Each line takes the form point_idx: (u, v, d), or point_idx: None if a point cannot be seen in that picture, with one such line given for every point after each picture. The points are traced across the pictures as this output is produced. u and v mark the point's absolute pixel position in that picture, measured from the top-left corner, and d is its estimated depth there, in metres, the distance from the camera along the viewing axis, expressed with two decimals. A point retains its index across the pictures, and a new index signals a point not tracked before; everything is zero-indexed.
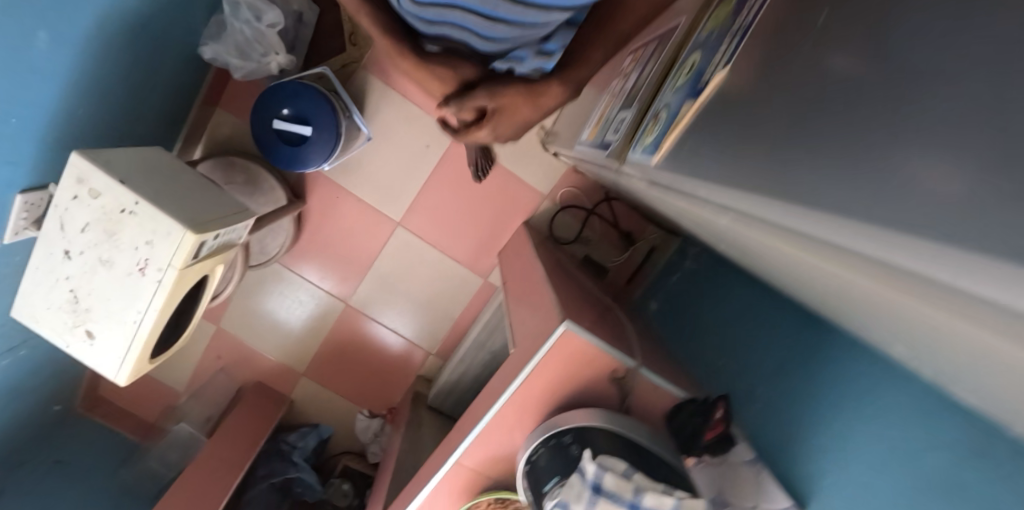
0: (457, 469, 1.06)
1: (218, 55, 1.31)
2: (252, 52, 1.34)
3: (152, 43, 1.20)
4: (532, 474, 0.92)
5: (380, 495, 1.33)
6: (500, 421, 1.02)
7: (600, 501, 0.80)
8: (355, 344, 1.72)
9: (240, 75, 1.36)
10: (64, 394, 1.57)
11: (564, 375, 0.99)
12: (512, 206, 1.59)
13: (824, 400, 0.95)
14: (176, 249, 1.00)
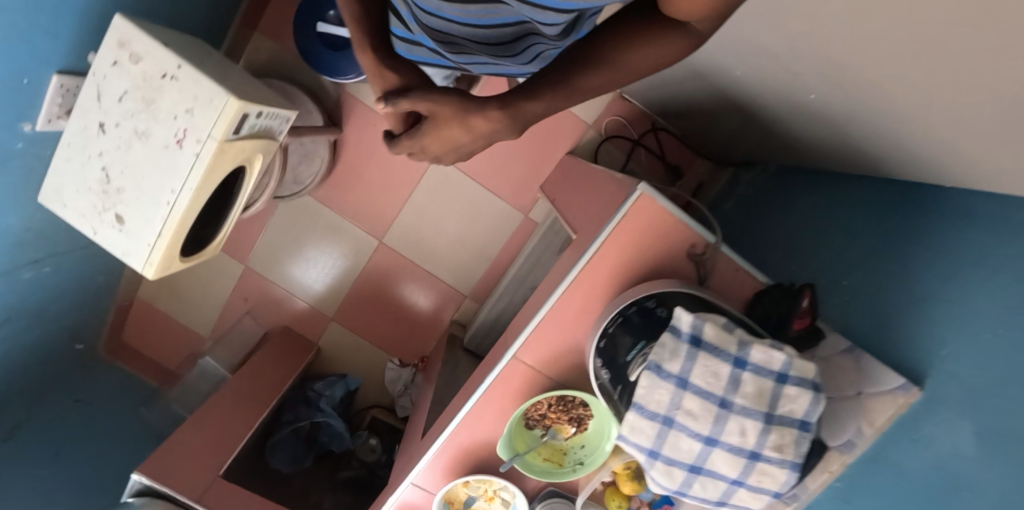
0: (514, 366, 0.96)
1: None
2: None
3: None
4: (609, 348, 0.82)
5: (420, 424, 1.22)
6: (565, 306, 0.93)
7: (700, 354, 0.70)
8: (387, 286, 1.63)
9: None
10: (86, 332, 1.49)
11: (637, 247, 0.90)
12: (555, 135, 1.52)
13: (925, 268, 0.83)
14: (217, 117, 0.93)
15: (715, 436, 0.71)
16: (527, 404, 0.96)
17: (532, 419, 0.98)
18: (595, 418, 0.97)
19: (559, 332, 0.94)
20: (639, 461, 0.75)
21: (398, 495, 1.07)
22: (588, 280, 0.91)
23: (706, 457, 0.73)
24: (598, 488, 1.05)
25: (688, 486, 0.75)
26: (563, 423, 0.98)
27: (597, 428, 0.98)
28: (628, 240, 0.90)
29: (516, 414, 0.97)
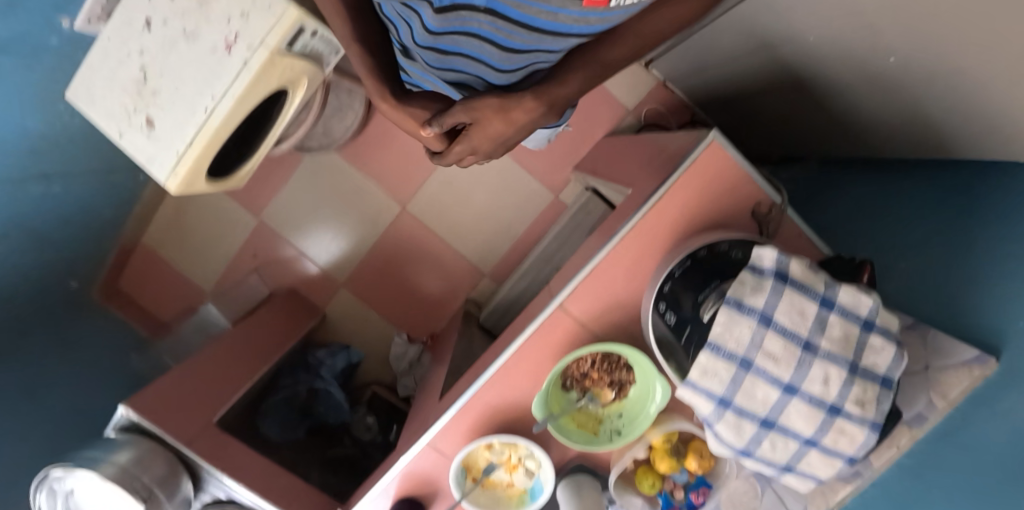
0: (559, 317, 0.89)
1: None
2: None
3: None
4: (675, 291, 0.76)
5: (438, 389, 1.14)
6: (619, 257, 0.88)
7: (787, 288, 0.66)
8: (404, 256, 1.56)
9: None
10: (84, 272, 1.39)
11: (700, 201, 0.86)
12: (594, 117, 1.49)
13: (985, 239, 0.79)
14: (273, 24, 0.88)
15: (796, 384, 0.66)
16: (568, 359, 0.90)
17: (570, 378, 0.91)
18: (638, 384, 0.91)
19: (609, 284, 0.89)
20: (705, 411, 0.69)
21: (412, 457, 0.98)
22: (646, 229, 0.87)
23: (781, 409, 0.67)
24: (628, 466, 0.98)
25: (757, 443, 0.69)
26: (603, 386, 0.91)
27: (638, 397, 0.92)
28: (693, 190, 0.86)
29: (556, 369, 0.90)
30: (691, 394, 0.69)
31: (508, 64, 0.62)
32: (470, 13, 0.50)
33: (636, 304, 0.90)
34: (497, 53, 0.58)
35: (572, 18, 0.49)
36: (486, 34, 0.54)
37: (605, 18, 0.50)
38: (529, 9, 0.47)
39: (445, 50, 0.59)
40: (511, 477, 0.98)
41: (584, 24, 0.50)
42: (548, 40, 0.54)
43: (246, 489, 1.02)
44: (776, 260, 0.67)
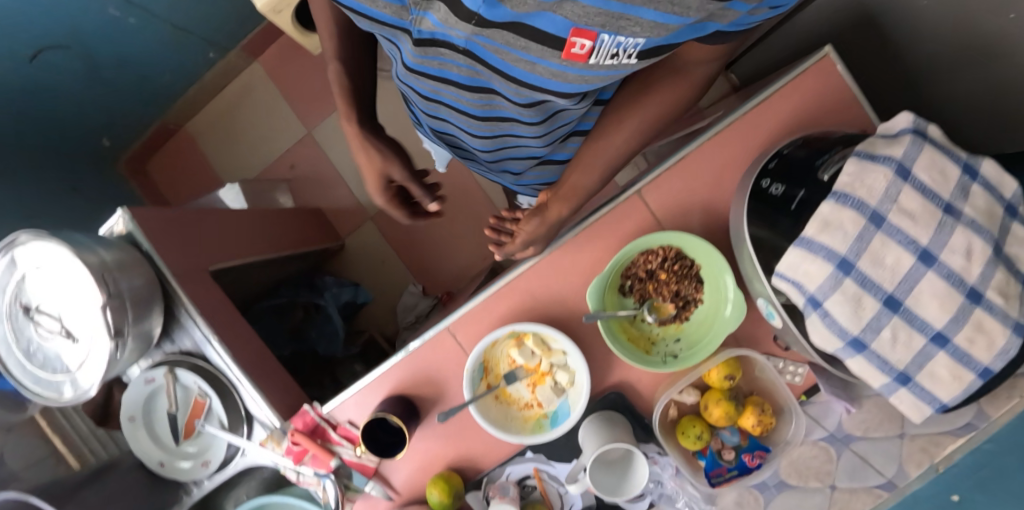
0: (634, 207, 0.80)
1: None
2: None
3: None
4: (784, 165, 0.69)
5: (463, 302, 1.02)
6: (713, 154, 0.80)
7: (928, 143, 0.58)
8: (442, 205, 1.49)
9: None
10: (120, 133, 1.33)
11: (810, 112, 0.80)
12: None
13: None
14: None
15: (934, 249, 0.56)
16: (635, 253, 0.79)
17: (631, 279, 0.80)
18: (706, 302, 0.80)
19: (695, 181, 0.80)
20: (821, 277, 0.58)
21: (426, 342, 0.84)
22: (750, 127, 0.80)
23: (913, 284, 0.56)
24: (669, 413, 0.83)
25: (876, 330, 0.57)
26: (666, 297, 0.80)
27: (702, 319, 0.81)
28: (807, 95, 0.79)
29: (620, 259, 0.79)
30: (803, 254, 0.59)
31: (493, 109, 0.70)
32: (449, 52, 0.57)
33: (720, 213, 0.81)
34: (475, 95, 0.66)
35: (549, 71, 0.54)
36: (459, 76, 0.62)
37: (580, 77, 0.54)
38: (509, 55, 0.53)
39: (430, 91, 0.70)
40: (532, 394, 0.84)
41: (559, 79, 0.55)
42: (521, 96, 0.62)
43: (221, 344, 0.88)
44: (912, 122, 0.60)
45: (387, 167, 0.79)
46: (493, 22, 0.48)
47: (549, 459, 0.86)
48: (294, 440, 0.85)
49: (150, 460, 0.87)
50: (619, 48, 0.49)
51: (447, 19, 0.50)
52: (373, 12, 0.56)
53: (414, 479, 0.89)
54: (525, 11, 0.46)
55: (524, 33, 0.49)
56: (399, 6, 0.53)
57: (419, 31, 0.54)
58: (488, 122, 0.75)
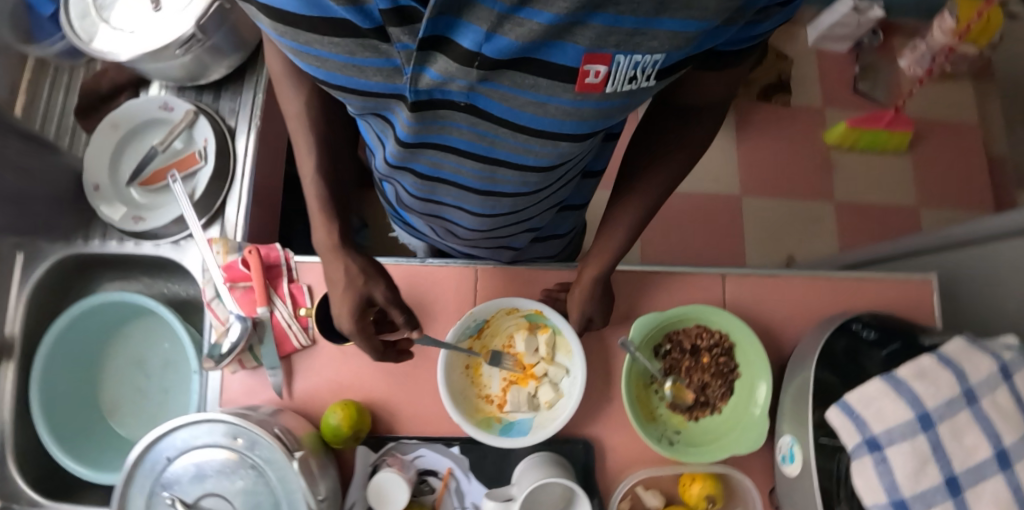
0: (709, 280, 0.77)
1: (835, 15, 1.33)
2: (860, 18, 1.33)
3: None
4: (882, 320, 0.68)
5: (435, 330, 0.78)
6: (801, 287, 0.77)
7: None
8: None
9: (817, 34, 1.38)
10: None
11: (901, 313, 0.78)
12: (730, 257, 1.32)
13: None
14: None
15: (1012, 455, 0.53)
16: (692, 323, 0.74)
17: (672, 344, 0.73)
18: (725, 415, 0.72)
19: (779, 299, 0.77)
20: (896, 418, 0.54)
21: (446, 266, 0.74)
22: (854, 288, 0.78)
23: (979, 479, 0.52)
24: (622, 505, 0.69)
25: (925, 504, 0.52)
26: (692, 384, 0.72)
27: (708, 430, 0.72)
28: (915, 298, 0.78)
29: (678, 317, 0.73)
30: (889, 387, 0.56)
31: (496, 184, 0.59)
32: (450, 113, 0.43)
33: (779, 341, 0.76)
34: (481, 167, 0.54)
35: (563, 110, 0.42)
36: (467, 145, 0.49)
37: (600, 111, 0.42)
38: (516, 100, 0.41)
39: (423, 169, 0.58)
40: (501, 390, 0.70)
41: (574, 119, 0.43)
42: (531, 153, 0.50)
43: (256, 136, 0.78)
44: (1015, 345, 0.60)
45: (368, 285, 0.59)
46: (500, 61, 0.35)
47: (469, 470, 0.70)
48: (245, 259, 0.72)
49: (91, 175, 0.74)
50: (638, 70, 0.38)
51: (449, 71, 0.36)
52: (357, 82, 0.41)
53: (316, 393, 0.71)
54: (533, 40, 0.34)
55: (540, 70, 0.37)
56: (390, 67, 0.38)
57: (415, 92, 0.39)
58: (480, 201, 0.64)
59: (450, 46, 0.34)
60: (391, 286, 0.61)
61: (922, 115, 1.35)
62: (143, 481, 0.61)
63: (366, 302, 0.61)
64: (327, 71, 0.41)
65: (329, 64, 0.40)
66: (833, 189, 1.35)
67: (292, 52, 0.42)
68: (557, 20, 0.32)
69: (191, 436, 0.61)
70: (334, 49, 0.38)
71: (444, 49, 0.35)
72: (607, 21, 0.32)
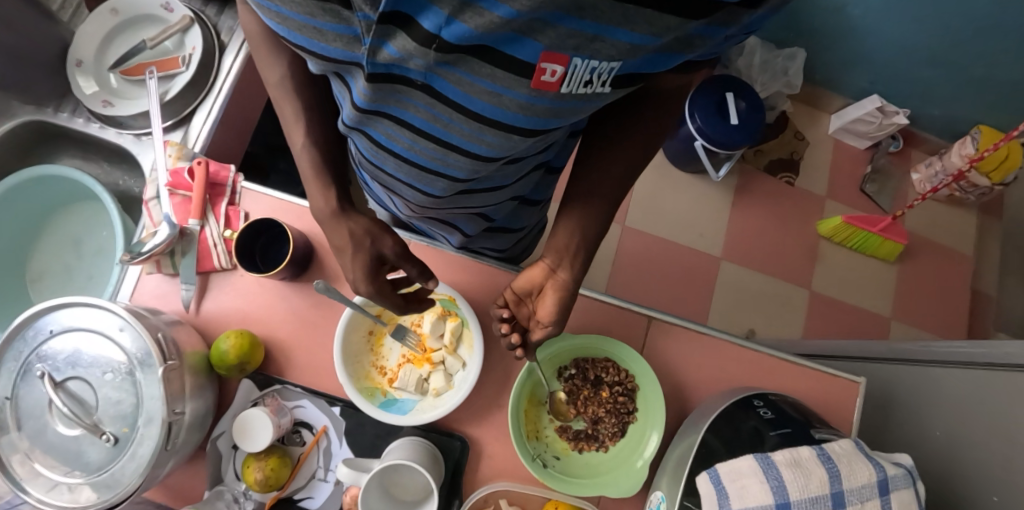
0: (631, 318, 0.76)
1: (859, 113, 1.33)
2: (884, 119, 1.33)
3: (783, 31, 1.29)
4: (782, 406, 0.67)
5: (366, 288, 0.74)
6: (722, 353, 0.76)
7: (916, 486, 0.58)
8: None
9: (837, 127, 1.38)
10: None
11: (817, 407, 0.76)
12: (691, 315, 1.30)
13: None
14: None
15: None
16: (602, 356, 0.73)
17: (576, 370, 0.73)
18: (608, 456, 0.71)
19: (700, 358, 0.76)
20: (756, 500, 0.53)
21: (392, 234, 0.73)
22: (777, 368, 0.76)
23: None
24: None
25: None
26: (586, 415, 0.72)
27: (591, 465, 0.70)
28: (836, 397, 0.77)
29: (589, 345, 0.72)
30: (759, 467, 0.55)
31: (446, 169, 0.57)
32: (408, 89, 0.43)
33: (685, 398, 0.74)
34: (437, 150, 0.53)
35: (518, 103, 0.42)
36: (422, 125, 0.49)
37: (552, 110, 0.43)
38: (471, 87, 0.41)
39: (380, 138, 0.56)
40: (396, 365, 0.70)
41: (527, 112, 0.43)
42: (483, 144, 0.49)
43: (244, 57, 0.79)
44: (905, 464, 0.60)
45: (376, 243, 0.59)
46: (458, 46, 0.36)
47: (343, 434, 0.70)
48: (192, 169, 0.73)
49: (75, 51, 0.77)
50: (594, 75, 0.39)
51: (407, 48, 0.37)
52: (318, 46, 0.42)
53: (221, 316, 0.72)
54: (491, 31, 0.34)
55: (498, 62, 0.37)
56: (351, 35, 0.39)
57: (372, 63, 0.40)
58: (427, 179, 0.62)
59: (412, 24, 0.35)
60: (399, 241, 0.60)
61: (921, 230, 1.33)
62: (19, 350, 0.61)
63: (377, 262, 0.60)
64: (290, 30, 0.41)
65: (292, 24, 0.40)
66: (812, 277, 1.33)
67: (261, 6, 0.42)
68: (515, 15, 0.32)
69: (78, 317, 0.61)
70: (298, 9, 0.38)
71: (406, 27, 0.35)
72: (568, 24, 0.33)
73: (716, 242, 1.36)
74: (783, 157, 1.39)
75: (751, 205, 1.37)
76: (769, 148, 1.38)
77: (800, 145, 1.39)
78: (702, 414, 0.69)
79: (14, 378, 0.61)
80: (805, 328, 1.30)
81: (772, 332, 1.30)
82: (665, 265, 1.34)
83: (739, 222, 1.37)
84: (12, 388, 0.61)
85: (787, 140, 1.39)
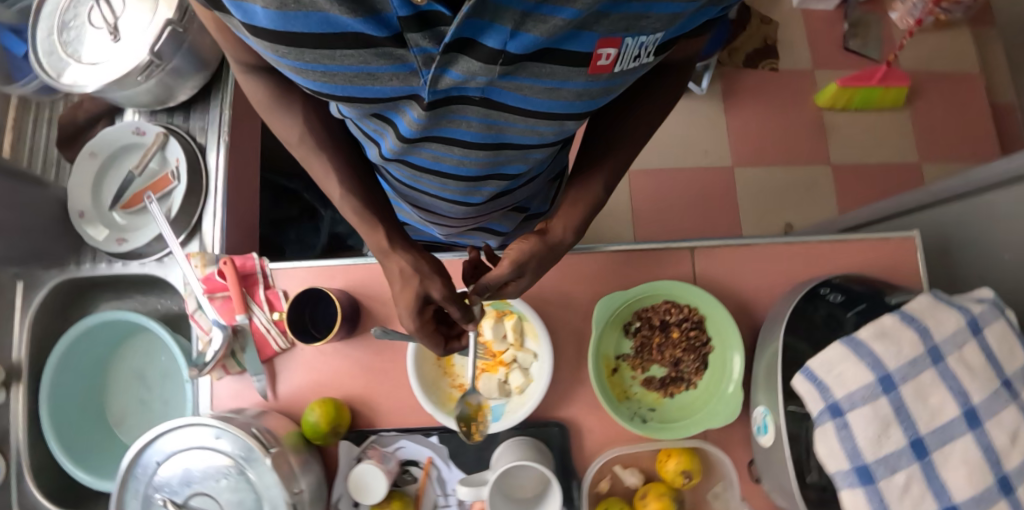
0: (673, 256, 0.75)
1: None
2: None
3: None
4: (850, 284, 0.66)
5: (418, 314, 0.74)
6: (772, 258, 0.75)
7: (1004, 313, 0.58)
8: None
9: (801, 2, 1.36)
10: None
11: (880, 274, 0.75)
12: (723, 231, 1.29)
13: None
14: None
15: (982, 413, 0.53)
16: (660, 298, 0.73)
17: (641, 322, 0.73)
18: (698, 391, 0.72)
19: (754, 268, 0.75)
20: (857, 382, 0.54)
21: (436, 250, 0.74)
22: (831, 251, 0.75)
23: (948, 438, 0.52)
24: (602, 483, 0.70)
25: (891, 468, 0.52)
26: (664, 361, 0.72)
27: (685, 406, 0.71)
28: (894, 258, 0.76)
29: (646, 293, 0.72)
30: (849, 350, 0.56)
31: (493, 170, 0.60)
32: (462, 107, 0.43)
33: (752, 312, 0.74)
34: (486, 156, 0.55)
35: (576, 92, 0.44)
36: (474, 137, 0.50)
37: (603, 87, 0.44)
38: (531, 89, 0.42)
39: (421, 161, 0.58)
40: (472, 378, 0.71)
41: (582, 97, 0.45)
42: (536, 136, 0.51)
43: (226, 149, 0.81)
44: (988, 298, 0.59)
45: (424, 284, 0.53)
46: (523, 55, 0.36)
47: (449, 458, 0.72)
48: (221, 270, 0.75)
49: (75, 203, 0.80)
50: (640, 49, 0.41)
51: (471, 69, 0.37)
52: (371, 91, 0.41)
53: (297, 393, 0.74)
54: (555, 34, 0.35)
55: (558, 59, 0.39)
56: (406, 71, 0.38)
57: (433, 91, 0.39)
58: (472, 189, 0.65)
59: (475, 46, 0.34)
60: (448, 282, 0.54)
61: (921, 64, 1.29)
62: (134, 490, 0.65)
63: (424, 302, 0.55)
64: (336, 85, 0.41)
65: (340, 77, 0.40)
66: (828, 151, 1.30)
67: (294, 72, 0.41)
68: (579, 13, 0.33)
69: (176, 440, 0.64)
70: (346, 61, 0.38)
71: (468, 51, 0.35)
72: (620, 9, 0.35)
73: (724, 151, 1.34)
74: (759, 46, 1.35)
75: (745, 104, 1.34)
76: (741, 44, 1.35)
77: (769, 29, 1.36)
78: (772, 320, 0.70)
79: None
80: (838, 201, 1.27)
81: (807, 217, 1.28)
82: (682, 193, 1.32)
83: (740, 124, 1.34)
84: None
85: (756, 29, 1.36)
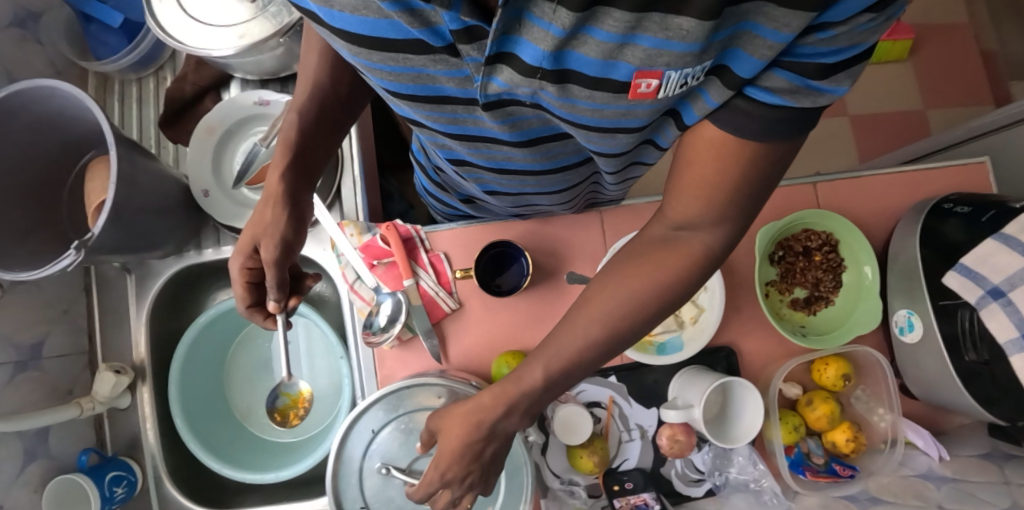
0: (796, 191, 0.83)
1: None
2: None
3: None
4: (971, 194, 0.75)
5: (581, 263, 0.76)
6: (880, 186, 0.85)
7: None
8: None
9: None
10: None
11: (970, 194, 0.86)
12: None
13: None
14: None
15: None
16: (799, 228, 0.80)
17: (785, 250, 0.80)
18: (839, 306, 0.80)
19: (868, 195, 0.84)
20: (1012, 265, 0.63)
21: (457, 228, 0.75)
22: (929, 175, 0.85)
23: None
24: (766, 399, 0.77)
25: None
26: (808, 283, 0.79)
27: (829, 321, 0.80)
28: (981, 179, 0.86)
29: (788, 224, 0.80)
30: (1002, 244, 0.65)
31: (561, 163, 0.57)
32: (518, 108, 0.42)
33: (870, 234, 0.83)
34: (555, 149, 0.52)
35: (620, 112, 0.39)
36: (542, 131, 0.48)
37: (655, 111, 0.39)
38: (574, 105, 0.39)
39: (487, 162, 0.58)
40: None
41: (629, 118, 0.40)
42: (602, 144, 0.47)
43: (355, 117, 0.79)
44: None
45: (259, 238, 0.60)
46: (562, 71, 0.34)
47: (628, 395, 0.76)
48: (383, 236, 0.74)
49: (197, 182, 0.75)
50: (691, 77, 0.34)
51: (513, 78, 0.36)
52: (431, 89, 0.42)
53: (472, 354, 0.74)
54: (597, 53, 0.32)
55: (590, 81, 0.35)
56: (461, 76, 0.39)
57: (484, 95, 0.39)
58: (542, 185, 0.63)
59: (512, 60, 0.34)
60: (276, 245, 0.60)
61: (918, 21, 1.44)
62: (348, 468, 0.63)
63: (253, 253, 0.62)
64: (402, 83, 0.42)
65: (403, 78, 0.41)
66: (847, 104, 1.43)
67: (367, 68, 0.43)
68: (612, 35, 0.31)
69: (390, 406, 0.64)
70: (406, 63, 0.38)
71: (508, 61, 0.34)
72: (653, 39, 0.31)
73: None
74: None
75: None
76: None
77: None
78: (902, 236, 0.79)
79: (359, 490, 0.63)
80: (861, 149, 1.40)
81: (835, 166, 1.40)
82: None
83: None
84: (364, 498, 0.63)
85: None
